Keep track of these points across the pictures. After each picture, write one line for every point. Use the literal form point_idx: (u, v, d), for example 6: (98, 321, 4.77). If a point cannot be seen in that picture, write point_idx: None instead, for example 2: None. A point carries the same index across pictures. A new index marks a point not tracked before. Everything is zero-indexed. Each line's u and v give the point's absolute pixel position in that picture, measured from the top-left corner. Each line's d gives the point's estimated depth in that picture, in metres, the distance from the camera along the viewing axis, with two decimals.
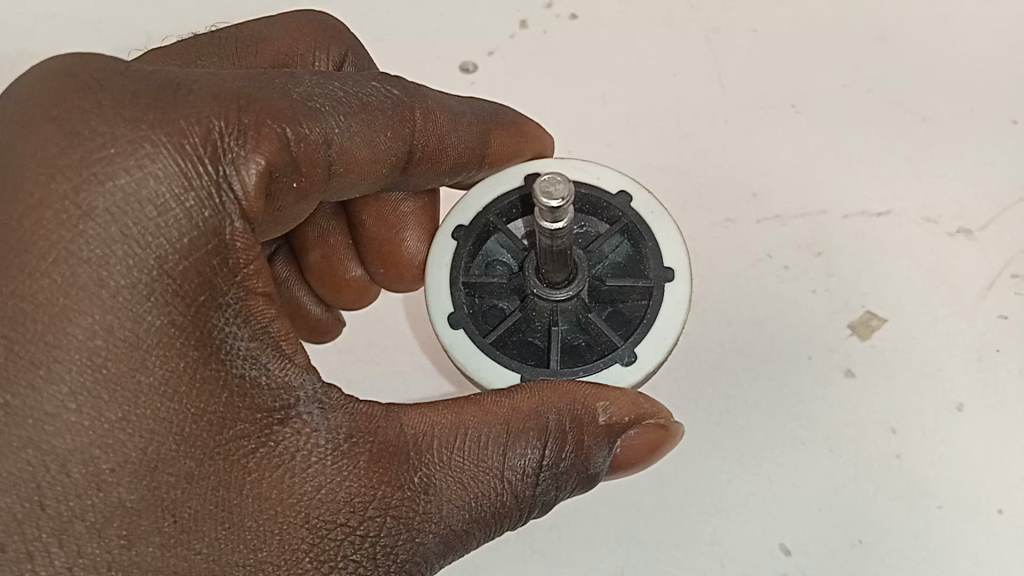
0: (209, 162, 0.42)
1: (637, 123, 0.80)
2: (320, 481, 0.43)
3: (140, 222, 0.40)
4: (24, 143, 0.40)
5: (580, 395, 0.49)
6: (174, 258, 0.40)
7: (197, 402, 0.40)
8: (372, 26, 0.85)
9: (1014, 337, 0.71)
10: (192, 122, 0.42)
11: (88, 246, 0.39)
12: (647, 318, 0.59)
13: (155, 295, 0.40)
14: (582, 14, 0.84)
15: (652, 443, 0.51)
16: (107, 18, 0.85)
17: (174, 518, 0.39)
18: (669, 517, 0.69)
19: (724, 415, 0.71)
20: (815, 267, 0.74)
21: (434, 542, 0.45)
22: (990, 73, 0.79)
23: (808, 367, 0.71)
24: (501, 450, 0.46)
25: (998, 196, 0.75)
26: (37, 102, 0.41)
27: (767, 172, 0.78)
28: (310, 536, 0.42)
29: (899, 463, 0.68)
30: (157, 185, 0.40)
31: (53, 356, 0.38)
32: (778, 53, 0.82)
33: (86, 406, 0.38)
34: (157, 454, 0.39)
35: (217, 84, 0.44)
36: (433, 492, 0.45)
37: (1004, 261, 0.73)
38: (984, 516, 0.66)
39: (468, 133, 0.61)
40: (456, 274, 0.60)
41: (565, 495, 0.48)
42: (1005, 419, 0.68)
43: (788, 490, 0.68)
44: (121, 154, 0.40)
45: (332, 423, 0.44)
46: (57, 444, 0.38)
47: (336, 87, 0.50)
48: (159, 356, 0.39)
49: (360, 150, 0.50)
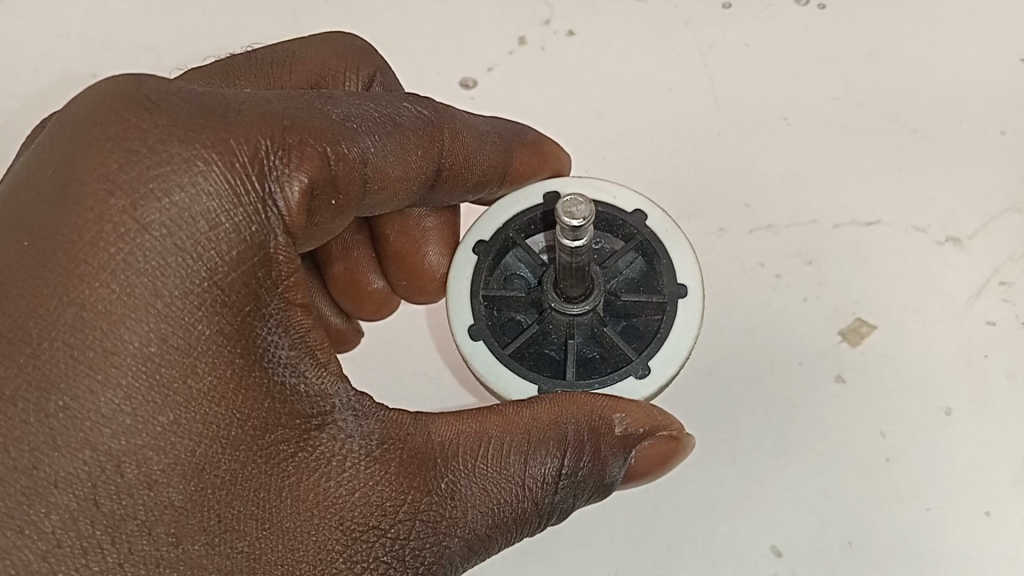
0: (257, 179, 0.46)
1: (633, 137, 0.82)
2: (353, 484, 0.46)
3: (191, 238, 0.43)
4: (85, 159, 0.44)
5: (597, 409, 0.53)
6: (223, 270, 0.44)
7: (242, 407, 0.44)
8: (375, 41, 0.87)
9: (1002, 342, 0.73)
10: (241, 142, 0.46)
11: (145, 257, 0.42)
12: (660, 333, 0.62)
13: (206, 305, 0.43)
14: (579, 31, 0.86)
15: (664, 454, 0.54)
16: (116, 37, 0.87)
17: (219, 518, 0.43)
18: (664, 519, 0.71)
19: (718, 420, 0.73)
20: (806, 274, 0.77)
21: (459, 544, 0.49)
22: (978, 86, 0.82)
23: (799, 373, 0.74)
24: (522, 460, 0.50)
25: (984, 205, 0.78)
26: (96, 120, 0.45)
27: (761, 183, 0.80)
28: (343, 538, 0.46)
29: (888, 466, 0.71)
30: (209, 202, 0.44)
31: (112, 362, 0.41)
32: (770, 68, 0.84)
33: (140, 410, 0.41)
34: (204, 456, 0.43)
35: (263, 105, 0.48)
36: (459, 496, 0.49)
37: (992, 270, 0.76)
38: (970, 518, 0.69)
39: (492, 153, 0.63)
40: (478, 290, 0.63)
41: (582, 502, 0.52)
42: (990, 422, 0.71)
43: (780, 493, 0.71)
44: (176, 172, 0.44)
45: (365, 430, 0.48)
46: (113, 445, 0.41)
47: (370, 108, 0.53)
48: (208, 363, 0.43)
49: (395, 169, 0.54)
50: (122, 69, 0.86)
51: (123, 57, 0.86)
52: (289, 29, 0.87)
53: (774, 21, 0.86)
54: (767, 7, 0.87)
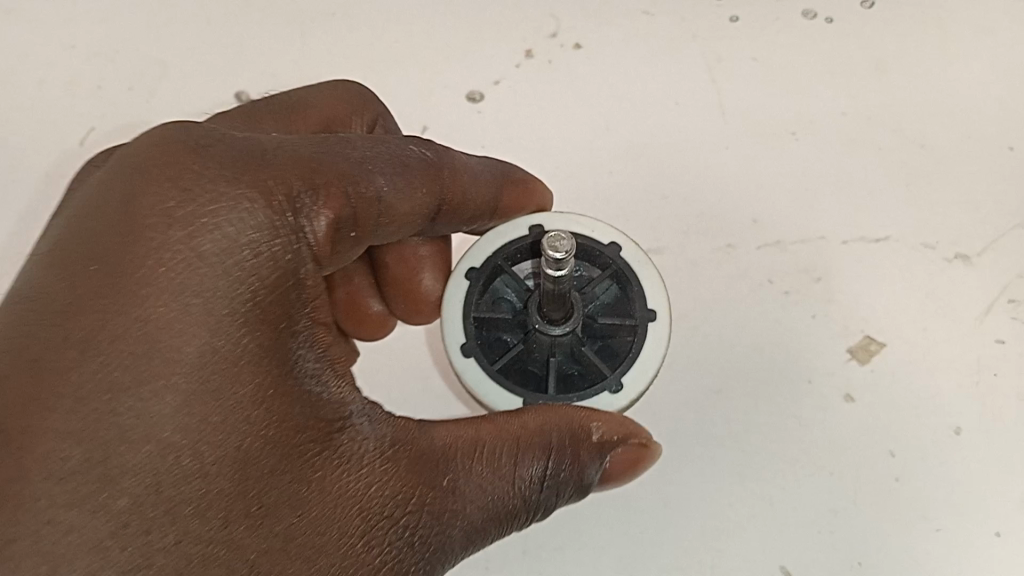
0: (290, 216, 0.50)
1: (640, 151, 0.82)
2: (370, 479, 0.49)
3: (229, 258, 0.47)
4: (144, 193, 0.48)
5: (574, 417, 0.54)
6: (263, 291, 0.48)
7: (275, 407, 0.47)
8: (381, 53, 0.86)
9: (1012, 361, 0.73)
10: (278, 181, 0.50)
11: (200, 278, 0.46)
12: (632, 352, 0.65)
13: (248, 321, 0.47)
14: (586, 44, 0.86)
15: (635, 459, 0.56)
16: (123, 49, 0.87)
17: (259, 505, 0.45)
18: (670, 537, 0.70)
19: (726, 439, 0.72)
20: (815, 291, 0.76)
21: (461, 531, 0.50)
22: (984, 103, 0.83)
23: (808, 392, 0.73)
24: (512, 461, 0.52)
25: (993, 221, 0.78)
26: (153, 161, 0.49)
27: (769, 199, 0.80)
28: (363, 525, 0.48)
29: (897, 485, 0.70)
30: (252, 233, 0.48)
31: (172, 367, 0.44)
32: (778, 82, 0.84)
33: (195, 411, 0.45)
34: (247, 452, 0.46)
35: (294, 150, 0.52)
36: (460, 493, 0.50)
37: (1002, 286, 0.76)
38: (980, 538, 0.68)
39: (486, 188, 0.65)
40: (469, 312, 0.66)
41: (563, 502, 0.53)
42: (1000, 442, 0.71)
43: (789, 513, 0.70)
44: (225, 208, 0.48)
45: (378, 433, 0.51)
46: (172, 440, 0.44)
47: (382, 148, 0.57)
48: (251, 371, 0.47)
49: (401, 202, 0.57)
50: (127, 80, 0.85)
51: (129, 68, 0.86)
52: (296, 41, 0.87)
53: (780, 36, 0.86)
54: (775, 21, 0.87)
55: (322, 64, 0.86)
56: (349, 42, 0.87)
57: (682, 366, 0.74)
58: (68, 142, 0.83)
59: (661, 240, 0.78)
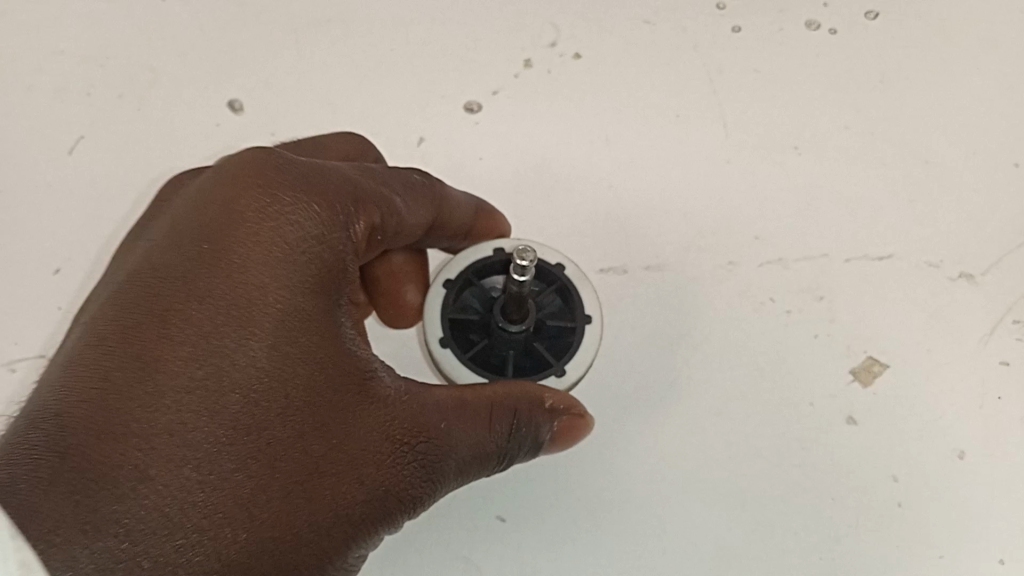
0: (339, 214, 0.59)
1: (641, 165, 0.80)
2: (392, 414, 0.57)
3: (311, 237, 0.57)
4: (229, 192, 0.58)
5: (529, 389, 0.63)
6: (321, 267, 0.57)
7: (332, 359, 0.56)
8: (377, 61, 0.85)
9: (1016, 382, 0.72)
10: (330, 188, 0.60)
11: (275, 253, 0.56)
12: (572, 347, 0.70)
13: (309, 287, 0.57)
14: (586, 54, 0.85)
15: (572, 430, 0.63)
16: (113, 55, 0.85)
17: (313, 427, 0.55)
18: (669, 565, 0.66)
19: (727, 461, 0.69)
20: (817, 309, 0.74)
21: (455, 462, 0.59)
22: (987, 120, 0.83)
23: (810, 414, 0.71)
24: (488, 405, 0.61)
25: (997, 239, 0.77)
26: (234, 168, 0.59)
27: (772, 215, 0.78)
28: (388, 448, 0.57)
29: (901, 511, 0.68)
30: (309, 225, 0.57)
31: (252, 322, 0.55)
32: (781, 96, 0.83)
33: (269, 355, 0.54)
34: (302, 388, 0.55)
35: (330, 172, 0.61)
36: (454, 434, 0.59)
37: (1007, 307, 0.75)
38: (985, 565, 0.67)
39: (467, 207, 0.71)
40: (444, 312, 0.71)
41: (524, 455, 0.62)
42: (1005, 466, 0.69)
43: (790, 539, 0.67)
44: (295, 204, 0.58)
45: (395, 381, 0.59)
46: (248, 372, 0.54)
47: (389, 175, 0.65)
48: (308, 329, 0.56)
49: (413, 218, 0.66)
50: (117, 87, 0.84)
51: (119, 75, 0.84)
52: (291, 48, 0.85)
53: (782, 48, 0.86)
54: (777, 33, 0.86)
55: (316, 70, 0.84)
56: (345, 48, 0.85)
57: (681, 384, 0.71)
58: (54, 151, 0.81)
59: (661, 256, 0.77)
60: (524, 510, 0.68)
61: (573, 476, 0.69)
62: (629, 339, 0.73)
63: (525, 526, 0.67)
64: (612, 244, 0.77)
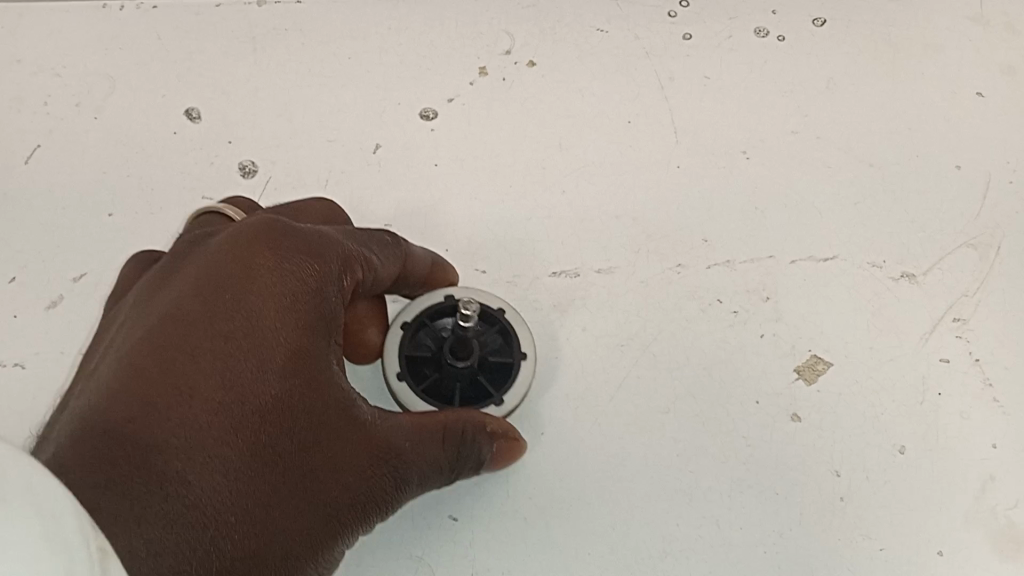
0: (329, 269, 0.59)
1: (594, 170, 0.82)
2: (369, 432, 0.59)
3: (306, 283, 0.58)
4: (235, 243, 0.58)
5: (475, 414, 0.64)
6: (312, 310, 0.57)
7: (321, 388, 0.57)
8: (335, 69, 0.86)
9: (954, 379, 0.74)
10: (324, 249, 0.60)
11: (275, 294, 0.56)
12: (510, 378, 0.72)
13: (303, 326, 0.57)
14: (540, 63, 0.87)
15: (509, 452, 0.65)
16: (71, 64, 0.86)
17: (302, 450, 0.56)
18: (617, 560, 0.68)
19: (675, 460, 0.71)
20: (762, 310, 0.76)
21: (417, 476, 0.60)
22: (929, 122, 0.85)
23: (756, 412, 0.73)
24: (442, 425, 0.62)
25: (938, 240, 0.80)
26: (242, 225, 0.60)
27: (719, 219, 0.80)
28: (363, 464, 0.58)
29: (843, 505, 0.70)
30: (302, 275, 0.58)
31: (256, 355, 0.55)
32: (731, 100, 0.86)
33: (270, 384, 0.55)
34: (294, 415, 0.55)
35: (320, 233, 0.61)
36: (418, 453, 0.60)
37: (946, 306, 0.77)
38: (924, 557, 0.68)
39: (427, 262, 0.72)
40: (400, 348, 0.72)
41: (474, 472, 0.64)
42: (944, 460, 0.71)
43: (736, 534, 0.69)
44: (290, 256, 0.58)
45: (372, 407, 0.60)
46: (251, 401, 0.54)
47: (362, 234, 0.66)
48: (302, 363, 0.56)
49: (387, 271, 0.66)
50: (75, 95, 0.84)
51: (77, 83, 0.85)
52: (249, 58, 0.86)
53: (731, 55, 0.88)
54: (725, 41, 0.89)
55: (275, 78, 0.86)
56: (303, 57, 0.87)
57: (630, 387, 0.73)
58: (11, 160, 0.82)
59: (612, 260, 0.78)
60: (476, 512, 0.69)
61: (524, 477, 0.70)
62: (579, 342, 0.75)
63: (478, 526, 0.69)
64: (564, 247, 0.79)
